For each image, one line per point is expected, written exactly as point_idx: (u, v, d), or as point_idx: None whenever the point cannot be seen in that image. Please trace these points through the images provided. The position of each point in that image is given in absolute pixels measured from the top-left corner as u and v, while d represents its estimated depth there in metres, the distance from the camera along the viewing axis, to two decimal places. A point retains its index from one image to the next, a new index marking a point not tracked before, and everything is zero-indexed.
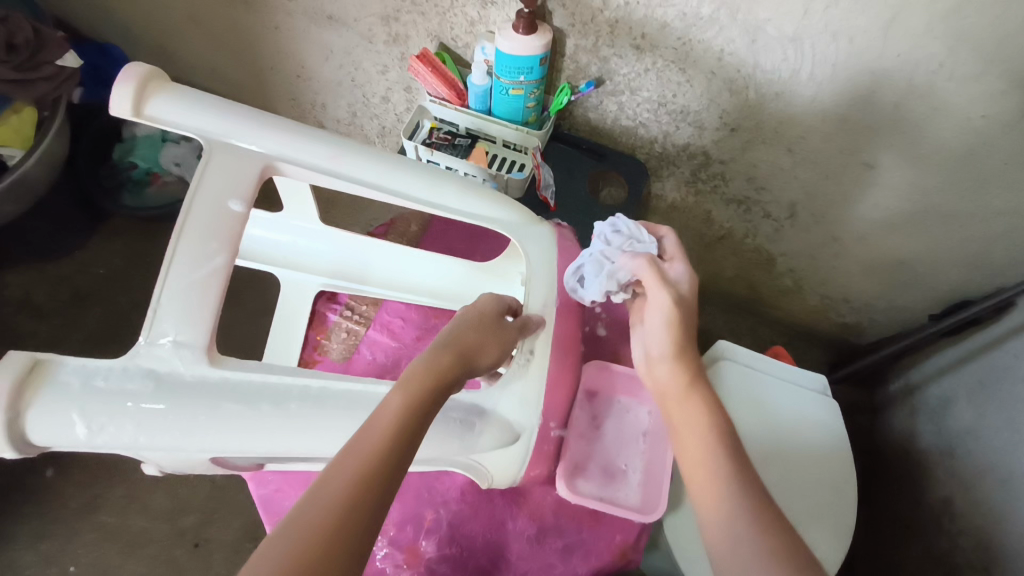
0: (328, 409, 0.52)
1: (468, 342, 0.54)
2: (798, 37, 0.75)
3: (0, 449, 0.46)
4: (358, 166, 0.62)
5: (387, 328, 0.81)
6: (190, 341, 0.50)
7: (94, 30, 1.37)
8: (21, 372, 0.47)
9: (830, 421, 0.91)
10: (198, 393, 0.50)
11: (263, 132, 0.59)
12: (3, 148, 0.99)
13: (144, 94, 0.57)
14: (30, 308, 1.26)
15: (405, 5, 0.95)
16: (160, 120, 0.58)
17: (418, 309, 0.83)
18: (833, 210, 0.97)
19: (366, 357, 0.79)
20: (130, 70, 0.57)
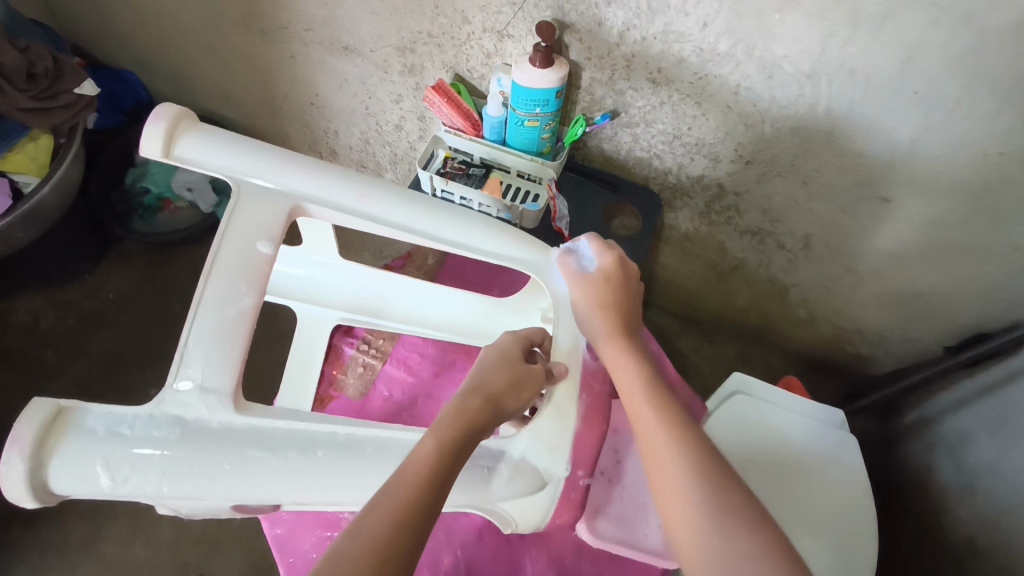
0: (354, 455, 0.51)
1: (497, 385, 0.54)
2: (815, 74, 0.75)
3: (24, 500, 0.45)
4: (383, 207, 0.62)
5: (403, 363, 0.82)
6: (216, 387, 0.49)
7: (111, 57, 1.39)
8: (45, 419, 0.45)
9: (851, 454, 0.90)
10: (223, 440, 0.48)
11: (289, 172, 0.59)
12: (19, 175, 0.98)
13: (175, 135, 0.57)
14: (38, 333, 1.26)
15: (422, 37, 0.96)
16: (189, 160, 0.58)
17: (435, 343, 0.83)
18: (848, 242, 0.96)
19: (383, 393, 0.79)
20: (162, 112, 0.57)
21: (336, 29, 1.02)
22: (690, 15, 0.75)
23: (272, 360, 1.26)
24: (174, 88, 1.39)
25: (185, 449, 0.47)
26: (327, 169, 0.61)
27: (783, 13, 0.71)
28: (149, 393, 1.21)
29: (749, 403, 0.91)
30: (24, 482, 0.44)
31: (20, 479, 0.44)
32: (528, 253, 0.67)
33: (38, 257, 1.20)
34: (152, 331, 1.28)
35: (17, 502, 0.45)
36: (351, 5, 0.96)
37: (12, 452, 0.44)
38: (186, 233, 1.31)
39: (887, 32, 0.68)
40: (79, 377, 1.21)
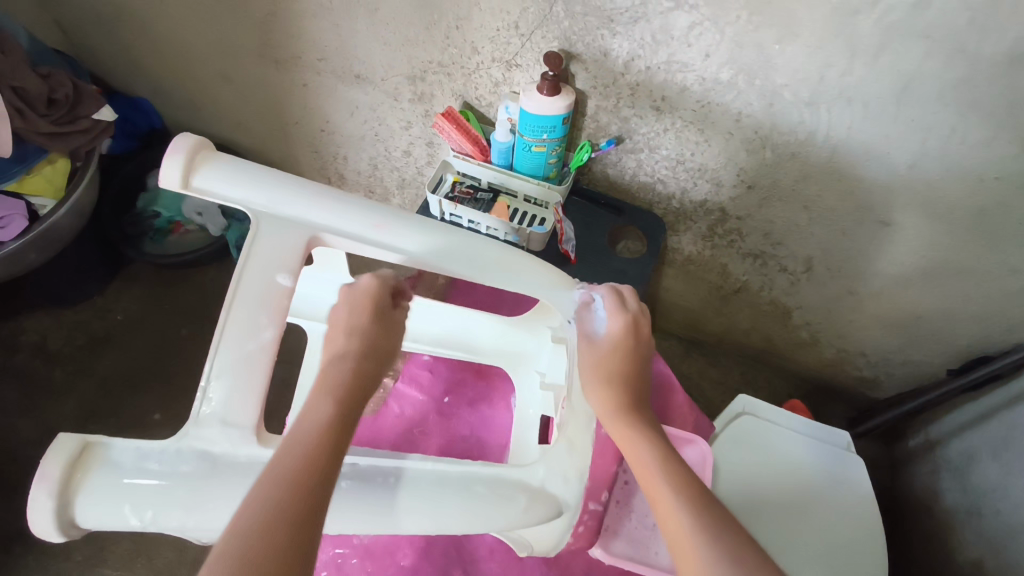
0: (373, 486, 0.51)
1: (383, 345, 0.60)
2: (814, 102, 0.78)
3: (52, 535, 0.47)
4: (406, 240, 0.59)
5: (415, 381, 0.83)
6: (238, 421, 0.52)
7: (125, 85, 1.42)
8: (71, 455, 0.47)
9: (857, 478, 0.90)
10: (246, 471, 0.50)
11: (309, 204, 0.57)
12: (35, 198, 0.99)
13: (193, 165, 0.54)
14: (44, 353, 1.26)
15: (431, 67, 0.99)
16: (204, 193, 0.55)
17: (447, 362, 0.85)
18: (849, 265, 0.98)
19: (394, 412, 0.81)
20: (177, 143, 0.54)
21: (348, 58, 1.05)
22: (692, 46, 0.78)
23: (279, 381, 1.27)
24: (187, 115, 1.43)
25: (208, 481, 0.49)
26: (345, 198, 0.58)
27: (782, 44, 0.73)
28: (157, 413, 1.21)
29: (752, 424, 0.91)
30: (53, 515, 0.46)
31: (48, 514, 0.46)
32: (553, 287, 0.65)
33: (49, 277, 1.21)
34: (159, 352, 1.29)
35: (44, 536, 0.47)
36: (363, 35, 1.00)
37: (40, 489, 0.46)
38: (200, 254, 1.33)
39: (883, 62, 0.70)
40: (87, 398, 1.22)
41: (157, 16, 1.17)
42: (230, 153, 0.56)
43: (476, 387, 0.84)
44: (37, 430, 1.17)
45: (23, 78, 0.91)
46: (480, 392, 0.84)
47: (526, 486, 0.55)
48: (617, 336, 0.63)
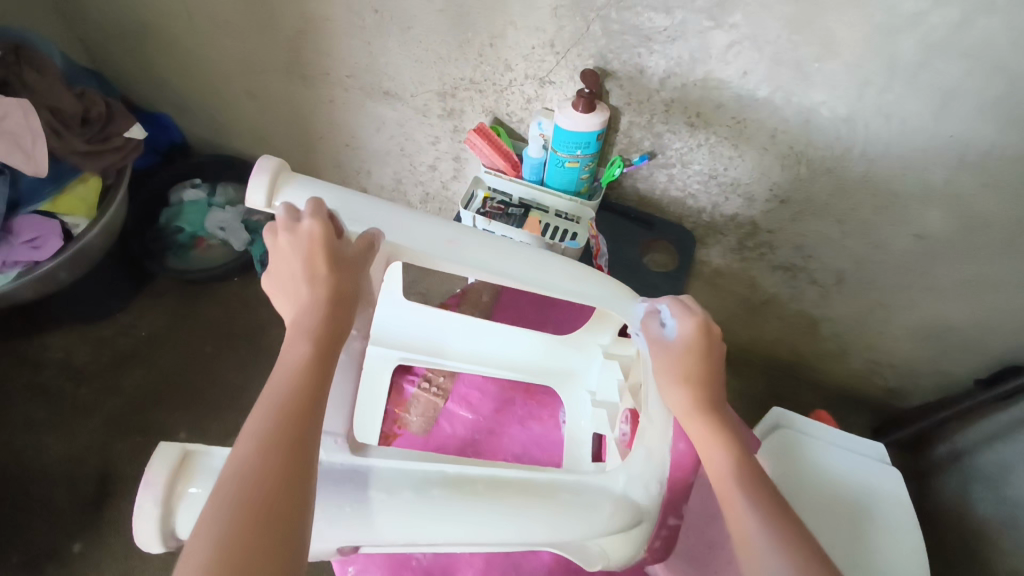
0: (465, 496, 0.50)
1: (338, 287, 0.50)
2: (852, 118, 0.78)
3: (152, 545, 0.46)
4: (478, 253, 0.60)
5: (464, 400, 0.81)
6: (332, 430, 0.50)
7: (146, 101, 1.43)
8: (174, 463, 0.47)
9: (900, 486, 0.90)
10: (343, 480, 0.50)
11: (385, 222, 0.57)
12: (69, 217, 0.99)
13: (276, 187, 0.55)
14: (70, 371, 1.27)
15: (463, 83, 1.00)
16: (286, 211, 0.55)
17: (494, 380, 0.83)
18: (881, 277, 0.99)
19: (445, 430, 0.79)
20: (261, 165, 0.55)
21: (378, 75, 1.06)
22: (730, 64, 0.79)
23: None
24: (208, 131, 1.43)
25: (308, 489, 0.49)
26: (418, 215, 0.59)
27: (822, 62, 0.74)
28: (183, 429, 1.22)
29: (791, 437, 0.92)
30: (158, 524, 0.46)
31: (153, 522, 0.46)
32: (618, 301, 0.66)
33: (77, 295, 1.22)
34: (184, 368, 1.29)
35: (147, 546, 0.47)
36: (394, 53, 1.00)
37: (146, 497, 0.46)
38: (225, 269, 1.34)
39: (923, 80, 0.71)
40: (114, 416, 1.23)
41: (183, 33, 1.18)
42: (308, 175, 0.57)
43: (527, 405, 0.82)
44: (66, 448, 1.18)
45: (57, 97, 0.94)
46: (531, 410, 0.81)
47: (608, 492, 0.55)
48: (689, 341, 0.58)
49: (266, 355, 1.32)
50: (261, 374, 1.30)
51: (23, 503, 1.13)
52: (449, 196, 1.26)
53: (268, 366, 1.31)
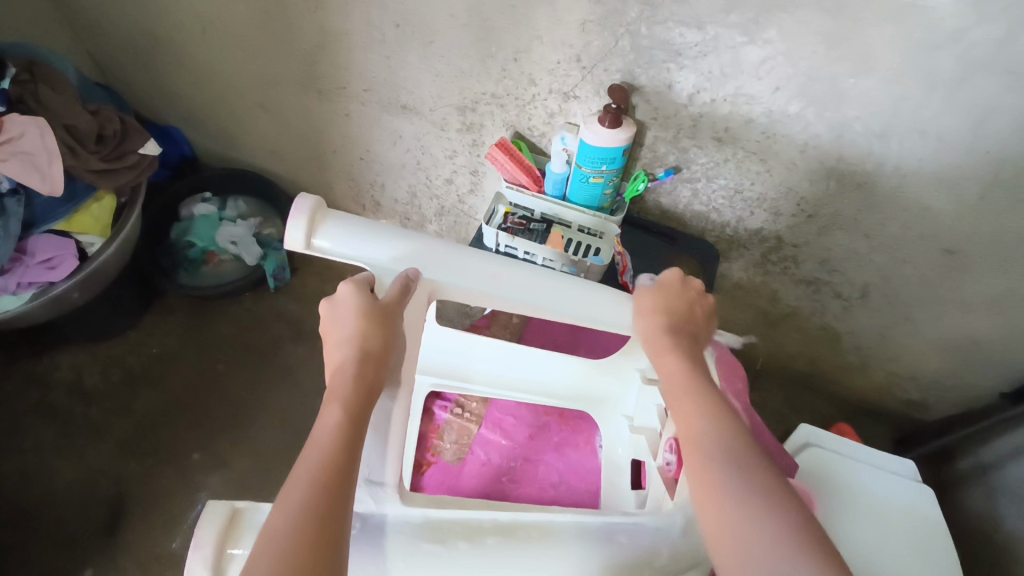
0: (521, 542, 0.50)
1: (371, 344, 0.52)
2: (885, 134, 0.77)
3: None
4: (515, 287, 0.60)
5: (498, 426, 0.80)
6: (381, 480, 0.51)
7: (156, 114, 1.41)
8: (222, 522, 0.48)
9: (931, 507, 0.89)
10: (398, 530, 0.50)
11: (424, 258, 0.59)
12: (83, 236, 1.00)
13: (314, 225, 0.57)
14: (80, 391, 1.25)
15: (484, 98, 0.99)
16: (329, 251, 0.57)
17: (529, 406, 0.81)
18: (908, 291, 0.98)
19: (479, 458, 0.77)
20: (301, 205, 0.56)
21: (396, 89, 1.05)
22: (762, 79, 0.78)
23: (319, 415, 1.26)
24: (219, 143, 1.42)
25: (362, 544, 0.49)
26: (452, 249, 0.60)
27: (857, 78, 0.73)
28: (196, 450, 1.20)
29: (820, 455, 0.91)
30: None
31: None
32: None
33: (88, 314, 1.20)
34: (196, 387, 1.28)
35: None
36: (415, 67, 0.99)
37: (195, 558, 0.46)
38: (235, 285, 1.30)
39: (961, 96, 0.70)
40: (125, 437, 1.21)
41: (196, 46, 1.16)
42: (349, 213, 0.59)
43: (562, 432, 0.80)
44: (77, 471, 1.17)
45: (73, 116, 0.94)
46: (567, 436, 0.80)
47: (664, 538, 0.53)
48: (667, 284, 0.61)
49: (279, 373, 1.30)
50: (273, 392, 1.28)
51: (35, 527, 1.11)
52: (464, 210, 1.25)
53: (281, 384, 1.29)
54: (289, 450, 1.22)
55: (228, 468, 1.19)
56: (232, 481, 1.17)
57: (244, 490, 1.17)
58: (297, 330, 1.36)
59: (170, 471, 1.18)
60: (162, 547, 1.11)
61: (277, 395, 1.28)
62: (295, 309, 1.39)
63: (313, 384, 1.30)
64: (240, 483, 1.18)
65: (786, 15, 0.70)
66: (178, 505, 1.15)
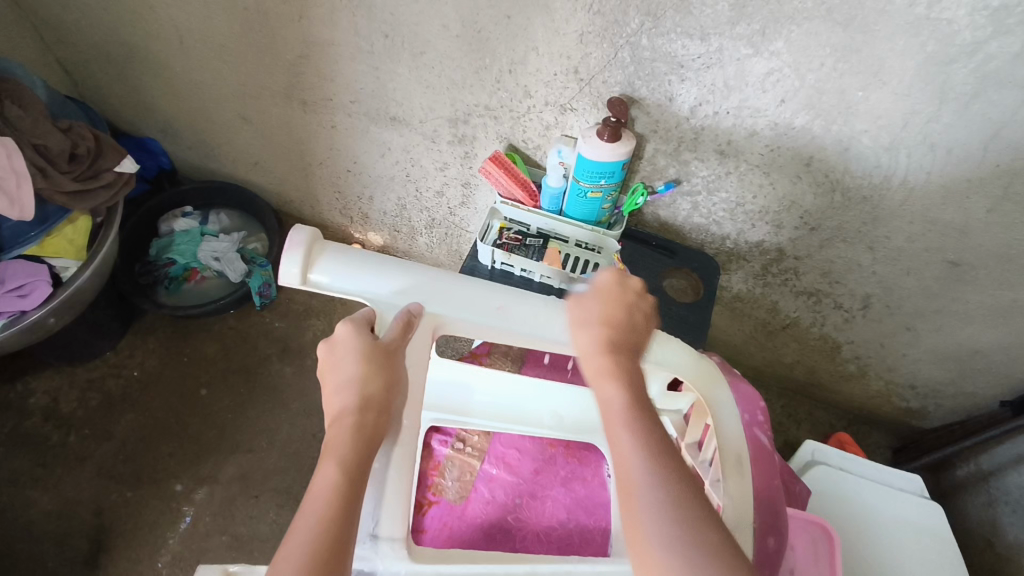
0: None
1: (371, 389, 0.48)
2: (894, 147, 0.75)
3: None
4: (524, 320, 0.57)
5: (502, 461, 0.78)
6: (389, 534, 0.47)
7: (131, 125, 1.36)
8: None
9: (938, 523, 0.87)
10: None
11: (427, 290, 0.56)
12: (56, 259, 0.96)
13: (310, 259, 0.54)
14: (56, 418, 1.20)
15: (477, 110, 0.95)
16: (325, 287, 0.54)
17: (533, 438, 0.80)
18: (910, 302, 0.96)
19: (483, 496, 0.76)
20: (296, 235, 0.53)
21: (385, 101, 1.01)
22: (768, 91, 0.75)
23: (309, 436, 1.22)
24: (200, 155, 1.37)
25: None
26: (455, 282, 0.57)
27: (867, 91, 0.71)
28: (181, 477, 1.16)
29: (829, 472, 0.90)
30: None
31: None
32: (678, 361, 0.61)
33: (64, 337, 1.15)
34: (180, 410, 1.23)
35: None
36: (404, 78, 0.96)
37: None
38: (220, 305, 1.24)
39: (973, 110, 0.68)
40: (105, 465, 1.16)
41: (174, 57, 1.11)
42: (346, 244, 0.56)
43: (569, 464, 0.79)
44: (55, 502, 1.12)
45: (43, 134, 0.90)
46: (574, 469, 0.78)
47: None
48: (602, 296, 0.55)
49: (266, 393, 1.26)
50: (260, 413, 1.24)
51: (10, 563, 1.06)
52: (456, 223, 1.21)
53: (268, 404, 1.25)
54: (279, 474, 1.17)
55: (214, 495, 1.14)
56: (219, 508, 1.13)
57: (231, 517, 1.12)
58: (284, 348, 1.31)
59: (153, 499, 1.13)
60: None
61: (263, 416, 1.23)
62: (282, 326, 1.34)
63: (301, 405, 1.25)
64: (227, 509, 1.13)
65: (796, 26, 0.68)
66: (162, 535, 1.10)
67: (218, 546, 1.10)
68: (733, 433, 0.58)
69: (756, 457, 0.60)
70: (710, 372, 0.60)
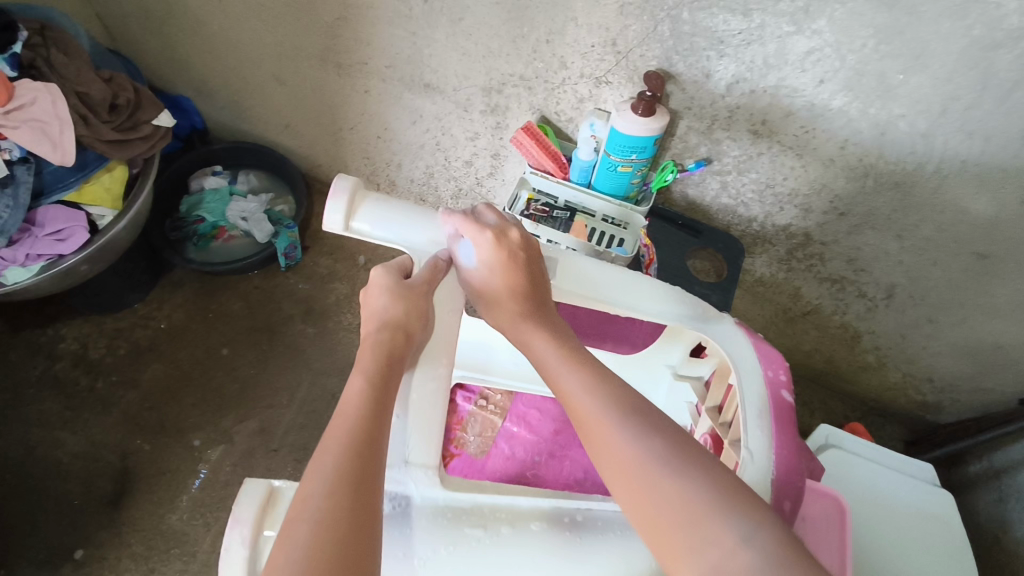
0: (566, 531, 0.52)
1: (394, 316, 0.52)
2: (930, 134, 0.75)
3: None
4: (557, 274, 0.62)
5: (523, 420, 0.81)
6: (424, 462, 0.51)
7: (166, 82, 1.38)
8: (262, 501, 0.48)
9: (947, 509, 0.88)
10: (446, 514, 0.51)
11: (463, 243, 0.58)
12: (94, 207, 0.98)
13: (353, 208, 0.55)
14: (85, 364, 1.23)
15: (512, 80, 0.95)
16: (366, 234, 0.56)
17: (554, 400, 0.82)
18: (935, 294, 0.96)
19: (504, 451, 0.78)
20: (341, 183, 0.55)
21: (420, 67, 1.02)
22: (807, 71, 0.75)
23: (329, 396, 1.25)
24: (233, 115, 1.39)
25: (407, 527, 0.50)
26: None
27: (907, 74, 0.70)
28: (202, 427, 1.19)
29: (841, 455, 0.91)
30: (245, 568, 0.46)
31: (241, 565, 0.46)
32: (697, 320, 0.64)
33: (95, 286, 1.18)
34: (205, 362, 1.26)
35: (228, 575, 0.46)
36: (441, 44, 0.96)
37: (235, 535, 0.46)
38: (246, 263, 1.26)
39: (1015, 98, 0.68)
40: (131, 412, 1.20)
41: (213, 15, 1.13)
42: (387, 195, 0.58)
43: None
44: (82, 444, 1.16)
45: (87, 83, 0.91)
46: None
47: None
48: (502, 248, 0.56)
49: (287, 351, 1.29)
50: (282, 371, 1.26)
51: (39, 498, 1.10)
52: (482, 193, 1.22)
53: (289, 363, 1.27)
54: (297, 431, 1.20)
55: (234, 448, 1.17)
56: (239, 458, 1.17)
57: (251, 467, 1.16)
58: (307, 309, 1.34)
59: (174, 447, 1.17)
60: (167, 523, 1.10)
61: (285, 373, 1.26)
62: (305, 288, 1.36)
63: (324, 365, 1.28)
64: (247, 460, 1.17)
65: (840, 5, 0.67)
66: (184, 482, 1.14)
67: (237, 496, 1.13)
68: (752, 385, 0.62)
69: (776, 412, 0.61)
70: (730, 331, 0.66)
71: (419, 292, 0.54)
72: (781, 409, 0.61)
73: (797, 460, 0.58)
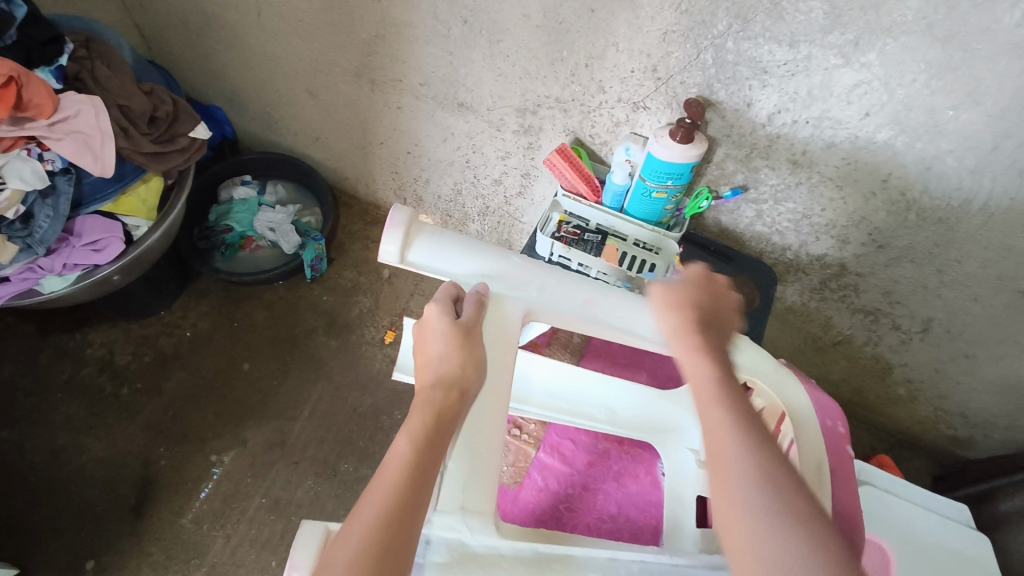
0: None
1: (449, 367, 0.52)
2: (979, 170, 0.73)
3: None
4: (609, 311, 0.62)
5: (557, 451, 0.85)
6: (479, 509, 0.48)
7: (199, 92, 1.39)
8: (318, 544, 0.47)
9: (983, 550, 0.86)
10: (497, 563, 0.48)
11: (511, 278, 0.60)
12: (129, 218, 0.99)
13: (408, 240, 0.58)
14: (110, 370, 1.24)
15: (547, 101, 0.95)
16: (420, 265, 0.58)
17: (587, 432, 0.86)
18: (972, 329, 0.94)
19: (537, 482, 0.82)
20: (397, 216, 0.57)
21: (455, 86, 1.02)
22: (852, 104, 0.74)
23: (349, 410, 1.24)
24: (263, 125, 1.40)
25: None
26: (550, 271, 0.61)
27: (958, 110, 0.69)
28: (223, 438, 1.19)
29: (872, 492, 0.89)
30: None
31: None
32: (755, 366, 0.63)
33: (124, 294, 1.19)
34: (227, 372, 1.26)
35: None
36: (478, 64, 0.96)
37: None
38: (272, 274, 1.27)
39: None
40: (154, 420, 1.20)
41: (250, 28, 1.13)
42: (441, 227, 0.60)
43: (621, 460, 0.84)
44: (105, 450, 1.16)
45: (127, 96, 0.93)
46: (626, 466, 0.84)
47: None
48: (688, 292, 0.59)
49: (309, 363, 1.29)
50: (304, 383, 1.26)
51: (61, 504, 1.11)
52: (510, 212, 1.22)
53: (311, 374, 1.27)
54: (316, 444, 1.20)
55: (253, 459, 1.17)
56: (259, 469, 1.16)
57: (271, 479, 1.16)
58: (330, 321, 1.34)
59: (197, 457, 1.17)
60: (186, 533, 1.10)
61: (308, 386, 1.26)
62: (329, 299, 1.36)
63: (346, 378, 1.28)
64: (267, 471, 1.16)
65: (891, 39, 0.67)
66: (203, 490, 1.14)
67: (256, 508, 1.13)
68: (812, 436, 0.61)
69: (837, 469, 0.60)
70: (787, 379, 0.64)
71: (474, 346, 0.54)
72: (841, 465, 0.61)
73: (854, 521, 0.58)
